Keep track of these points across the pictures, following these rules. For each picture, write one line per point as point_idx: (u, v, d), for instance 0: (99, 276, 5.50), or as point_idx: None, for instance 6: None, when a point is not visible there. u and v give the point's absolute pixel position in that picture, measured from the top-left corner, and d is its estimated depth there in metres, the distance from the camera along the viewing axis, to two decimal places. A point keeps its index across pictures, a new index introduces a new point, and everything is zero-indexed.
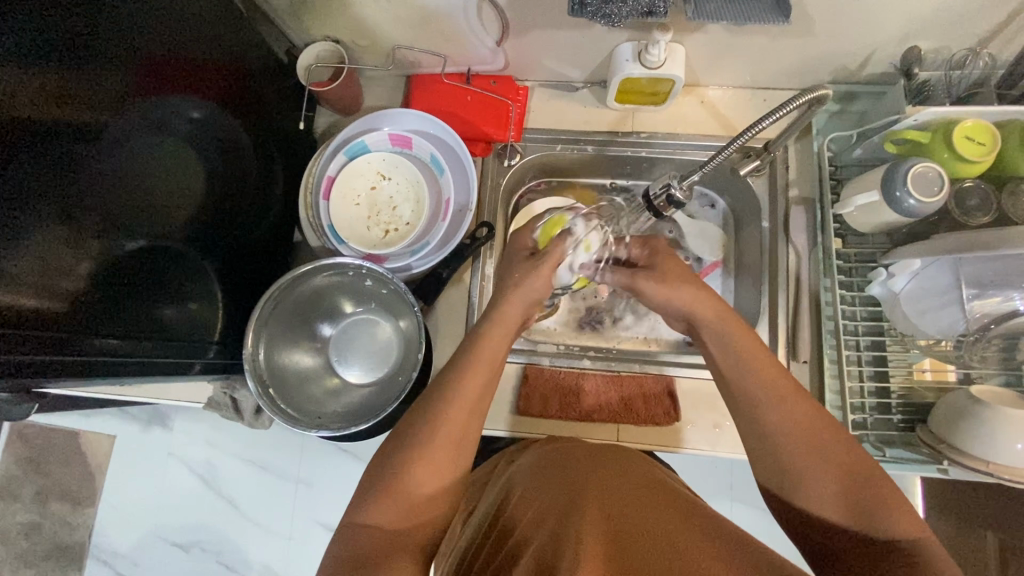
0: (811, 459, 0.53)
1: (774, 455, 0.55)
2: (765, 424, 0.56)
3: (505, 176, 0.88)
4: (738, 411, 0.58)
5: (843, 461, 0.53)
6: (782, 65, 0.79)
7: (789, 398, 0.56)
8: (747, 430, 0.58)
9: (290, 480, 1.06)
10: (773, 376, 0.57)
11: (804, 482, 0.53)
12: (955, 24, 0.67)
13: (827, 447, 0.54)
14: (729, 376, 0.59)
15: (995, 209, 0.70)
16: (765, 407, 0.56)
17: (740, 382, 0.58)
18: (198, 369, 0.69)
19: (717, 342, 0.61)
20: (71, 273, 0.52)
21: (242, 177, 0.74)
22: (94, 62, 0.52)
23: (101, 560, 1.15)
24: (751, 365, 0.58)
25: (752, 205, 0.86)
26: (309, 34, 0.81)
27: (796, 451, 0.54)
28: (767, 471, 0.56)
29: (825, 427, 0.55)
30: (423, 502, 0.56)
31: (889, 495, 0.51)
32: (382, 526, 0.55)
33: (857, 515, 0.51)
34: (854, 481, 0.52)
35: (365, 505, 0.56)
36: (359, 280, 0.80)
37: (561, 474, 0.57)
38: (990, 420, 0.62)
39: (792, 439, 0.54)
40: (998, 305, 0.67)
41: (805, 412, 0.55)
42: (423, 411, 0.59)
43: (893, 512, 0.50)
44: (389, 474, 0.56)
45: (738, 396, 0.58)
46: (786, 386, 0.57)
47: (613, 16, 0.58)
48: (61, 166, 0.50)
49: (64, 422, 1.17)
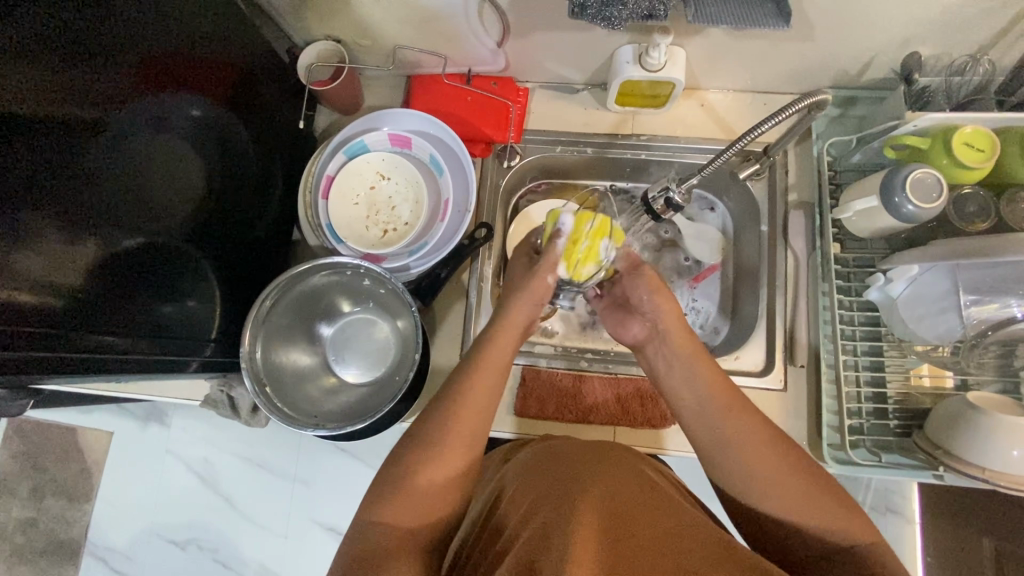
0: (776, 469, 0.55)
1: (740, 467, 0.56)
2: (725, 440, 0.57)
3: (504, 178, 0.88)
4: (698, 427, 0.60)
5: (808, 472, 0.55)
6: (782, 69, 0.79)
7: (749, 412, 0.58)
8: (707, 446, 0.59)
9: (287, 479, 1.06)
10: (730, 395, 0.60)
11: (771, 492, 0.54)
12: (954, 30, 0.67)
13: (790, 458, 0.55)
14: (691, 394, 0.61)
15: (993, 216, 0.70)
16: (728, 418, 0.58)
17: (703, 397, 0.60)
18: (195, 367, 0.69)
19: (679, 358, 0.63)
20: (68, 270, 0.52)
21: (240, 176, 0.74)
22: (92, 57, 0.51)
23: (98, 557, 1.15)
24: (711, 383, 0.60)
25: (752, 210, 0.86)
26: (310, 33, 0.81)
27: (765, 457, 0.55)
28: (734, 483, 0.56)
29: (785, 440, 0.57)
30: (434, 502, 0.56)
31: (851, 506, 0.53)
32: (394, 526, 0.55)
33: (825, 523, 0.52)
34: (821, 490, 0.54)
35: (373, 506, 0.56)
36: (357, 279, 0.79)
37: (542, 475, 0.57)
38: (986, 427, 0.62)
39: (761, 448, 0.56)
40: (997, 312, 0.66)
41: (768, 427, 0.57)
42: (435, 415, 0.60)
43: (854, 521, 0.52)
44: (400, 477, 0.57)
45: (698, 414, 0.60)
46: (743, 403, 0.59)
47: (613, 19, 0.58)
48: (59, 162, 0.50)
49: (63, 418, 1.17)
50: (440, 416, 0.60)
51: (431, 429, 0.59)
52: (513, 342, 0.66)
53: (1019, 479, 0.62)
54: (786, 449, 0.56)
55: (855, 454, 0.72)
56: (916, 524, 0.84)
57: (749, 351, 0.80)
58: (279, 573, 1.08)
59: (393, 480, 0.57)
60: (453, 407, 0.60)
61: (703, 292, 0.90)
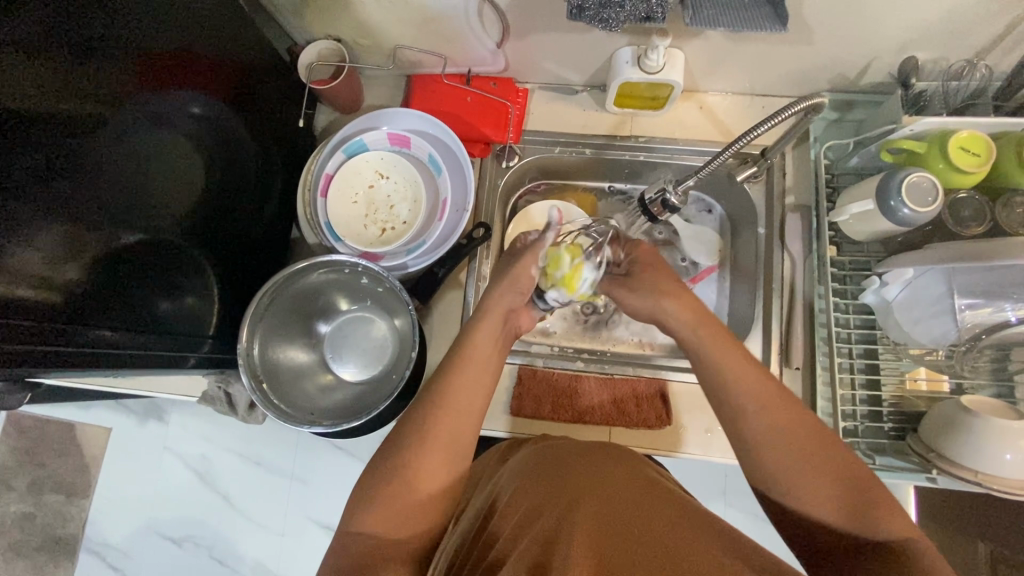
0: (801, 462, 0.54)
1: (764, 459, 0.56)
2: (751, 434, 0.57)
3: (502, 178, 0.88)
4: (725, 419, 0.59)
5: (832, 463, 0.54)
6: (780, 72, 0.79)
7: (776, 405, 0.56)
8: (733, 437, 0.58)
9: (284, 476, 1.06)
10: (758, 384, 0.58)
11: (795, 485, 0.54)
12: (952, 35, 0.68)
13: (816, 450, 0.54)
14: (717, 387, 0.60)
15: (988, 220, 0.70)
16: (749, 415, 0.57)
17: (732, 388, 0.58)
18: (192, 364, 0.70)
19: (700, 351, 0.62)
20: (69, 265, 0.53)
21: (240, 174, 0.74)
22: (93, 54, 0.52)
23: (94, 552, 1.16)
24: (738, 373, 0.59)
25: (749, 212, 0.87)
26: (311, 32, 0.81)
27: (783, 455, 0.55)
28: (760, 475, 0.57)
29: (811, 431, 0.56)
30: (418, 505, 0.57)
31: (878, 496, 0.52)
32: (379, 533, 0.55)
33: (852, 515, 0.52)
34: (845, 482, 0.53)
35: (359, 512, 0.56)
36: (355, 277, 0.80)
37: (548, 475, 0.57)
38: (978, 430, 0.62)
39: (779, 446, 0.55)
40: (990, 316, 0.67)
41: (796, 419, 0.56)
42: (416, 413, 0.61)
43: (882, 511, 0.51)
44: (388, 478, 0.57)
45: (723, 406, 0.59)
46: (772, 392, 0.58)
47: (611, 21, 0.59)
48: (59, 160, 0.50)
49: (61, 413, 1.17)
50: (427, 410, 0.60)
51: (424, 428, 0.59)
52: (500, 337, 0.66)
53: (1012, 482, 0.62)
54: (811, 440, 0.55)
55: (849, 457, 0.71)
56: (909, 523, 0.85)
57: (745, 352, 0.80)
58: (274, 570, 1.08)
59: (383, 480, 0.57)
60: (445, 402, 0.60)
61: (700, 293, 0.91)
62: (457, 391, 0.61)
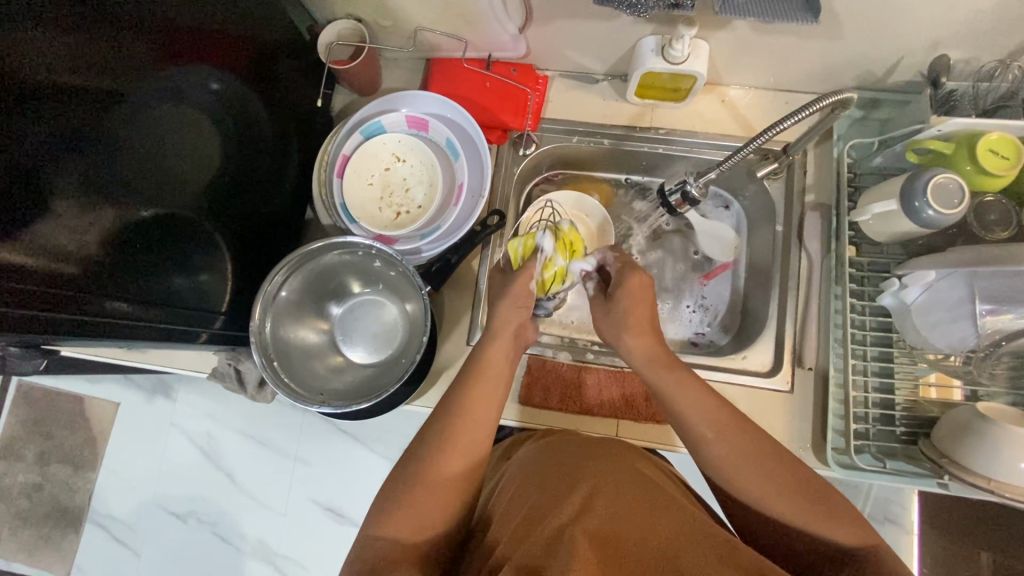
0: (761, 483, 0.55)
1: (729, 482, 0.57)
2: (712, 460, 0.58)
3: (519, 166, 0.88)
4: (691, 447, 0.59)
5: (797, 480, 0.55)
6: (806, 67, 0.77)
7: (731, 432, 0.57)
8: (695, 453, 0.59)
9: (290, 458, 1.08)
10: (715, 411, 0.59)
11: (760, 501, 0.55)
12: (987, 35, 0.66)
13: (779, 471, 0.55)
14: (677, 418, 0.60)
15: (1014, 224, 0.69)
16: (707, 443, 0.58)
17: (683, 416, 0.60)
18: (204, 339, 0.69)
19: (657, 382, 0.63)
20: (87, 238, 0.53)
21: (256, 153, 0.74)
22: (120, 26, 0.52)
23: (99, 525, 1.16)
24: (695, 409, 0.59)
25: (768, 209, 0.86)
26: (332, 11, 0.80)
27: (750, 480, 0.55)
28: (731, 495, 0.57)
29: (765, 446, 0.57)
30: (438, 499, 0.57)
31: (837, 507, 0.53)
32: (397, 536, 0.55)
33: (815, 523, 0.52)
34: (806, 498, 0.54)
35: (384, 515, 0.57)
36: (368, 261, 0.79)
37: (544, 481, 0.57)
38: (993, 436, 0.61)
39: (746, 474, 0.56)
40: (1011, 321, 0.66)
41: (760, 444, 0.57)
42: (441, 415, 0.62)
43: (843, 522, 0.52)
44: (412, 479, 0.58)
45: (689, 439, 0.59)
46: (728, 420, 0.58)
47: (638, 7, 0.58)
48: (80, 129, 0.51)
49: (72, 386, 1.18)
50: (450, 409, 0.62)
51: (447, 428, 0.61)
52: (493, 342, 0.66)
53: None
54: (766, 456, 0.56)
55: (860, 458, 0.71)
56: (913, 534, 0.86)
57: (757, 350, 0.80)
58: (277, 550, 1.09)
59: (405, 484, 0.58)
60: (469, 400, 0.62)
61: (713, 290, 0.91)
62: (477, 397, 0.63)
